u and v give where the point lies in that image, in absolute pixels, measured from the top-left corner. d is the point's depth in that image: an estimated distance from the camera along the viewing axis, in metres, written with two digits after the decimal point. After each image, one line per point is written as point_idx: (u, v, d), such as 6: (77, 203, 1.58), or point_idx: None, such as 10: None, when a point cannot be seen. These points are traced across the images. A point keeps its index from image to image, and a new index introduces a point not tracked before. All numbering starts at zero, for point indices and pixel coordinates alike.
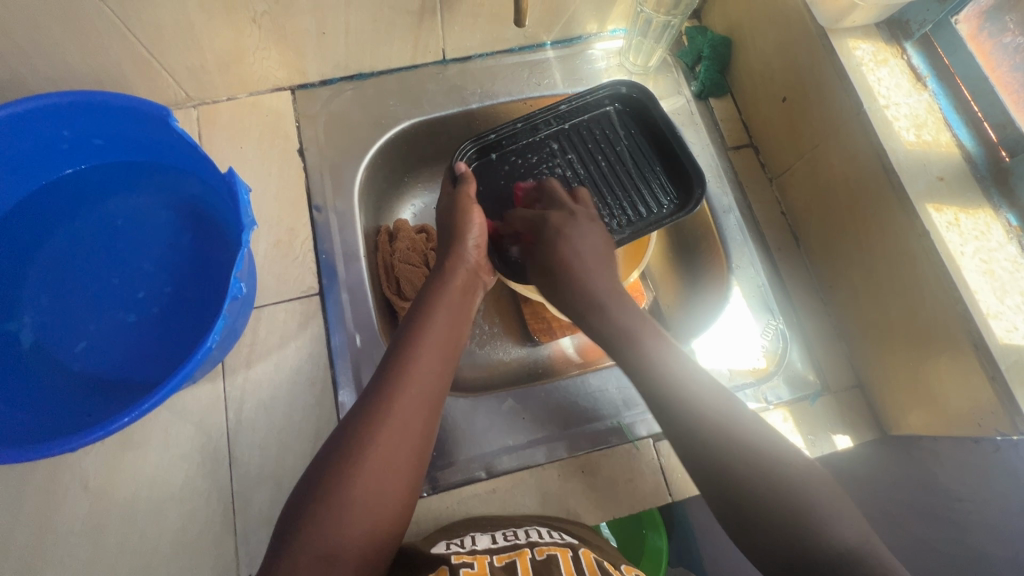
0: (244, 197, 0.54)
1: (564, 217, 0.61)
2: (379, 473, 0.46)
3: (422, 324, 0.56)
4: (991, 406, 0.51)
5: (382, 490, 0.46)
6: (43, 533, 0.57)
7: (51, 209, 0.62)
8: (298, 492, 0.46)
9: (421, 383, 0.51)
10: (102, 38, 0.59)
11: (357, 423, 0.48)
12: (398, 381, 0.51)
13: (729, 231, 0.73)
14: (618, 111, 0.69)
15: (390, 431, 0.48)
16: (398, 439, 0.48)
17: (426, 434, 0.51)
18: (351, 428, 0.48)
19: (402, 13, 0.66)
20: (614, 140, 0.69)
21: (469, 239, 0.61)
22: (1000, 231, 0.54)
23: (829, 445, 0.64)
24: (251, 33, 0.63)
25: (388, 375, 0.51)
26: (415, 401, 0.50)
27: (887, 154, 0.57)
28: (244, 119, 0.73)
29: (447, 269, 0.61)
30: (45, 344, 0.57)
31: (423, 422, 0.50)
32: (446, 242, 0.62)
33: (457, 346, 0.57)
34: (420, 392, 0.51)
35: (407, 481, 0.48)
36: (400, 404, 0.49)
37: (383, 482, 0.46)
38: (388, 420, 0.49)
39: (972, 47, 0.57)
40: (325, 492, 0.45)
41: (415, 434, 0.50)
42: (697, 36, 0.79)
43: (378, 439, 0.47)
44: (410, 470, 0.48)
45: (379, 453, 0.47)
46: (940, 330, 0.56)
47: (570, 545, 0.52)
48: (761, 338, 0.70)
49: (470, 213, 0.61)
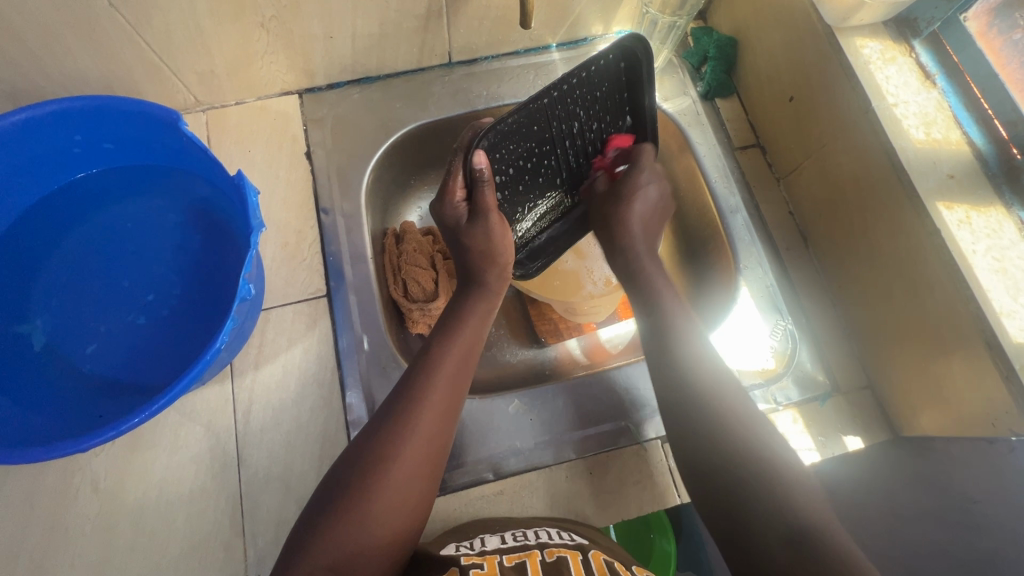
0: (253, 200, 0.54)
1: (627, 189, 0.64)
2: (402, 487, 0.47)
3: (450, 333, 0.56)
4: (1005, 407, 0.51)
5: (404, 504, 0.47)
6: (53, 533, 0.58)
7: (63, 211, 0.62)
8: (321, 495, 0.47)
9: (447, 394, 0.52)
10: (115, 44, 0.59)
11: (385, 430, 0.49)
12: (427, 390, 0.51)
13: (736, 230, 0.72)
14: (614, 61, 0.59)
15: (415, 447, 0.49)
16: (427, 447, 0.49)
17: (447, 447, 0.52)
18: (377, 434, 0.49)
19: (408, 17, 0.66)
20: (603, 95, 0.62)
21: (503, 254, 0.61)
22: (1012, 229, 0.53)
23: (840, 447, 0.64)
24: (259, 38, 0.64)
25: (417, 383, 0.52)
26: (443, 412, 0.51)
27: (896, 153, 0.57)
28: (253, 123, 0.74)
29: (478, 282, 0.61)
30: (57, 346, 0.57)
31: (448, 431, 0.52)
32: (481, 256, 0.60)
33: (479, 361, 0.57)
34: (447, 404, 0.52)
35: (429, 487, 0.50)
36: (426, 421, 0.50)
37: (407, 489, 0.47)
38: (415, 434, 0.49)
39: (982, 44, 0.57)
40: (351, 497, 0.45)
41: (441, 443, 0.51)
42: (703, 37, 0.79)
43: (406, 447, 0.48)
44: (431, 477, 0.50)
45: (406, 464, 0.48)
46: (951, 330, 0.55)
47: (579, 547, 0.51)
48: (771, 338, 0.68)
49: (500, 236, 0.60)
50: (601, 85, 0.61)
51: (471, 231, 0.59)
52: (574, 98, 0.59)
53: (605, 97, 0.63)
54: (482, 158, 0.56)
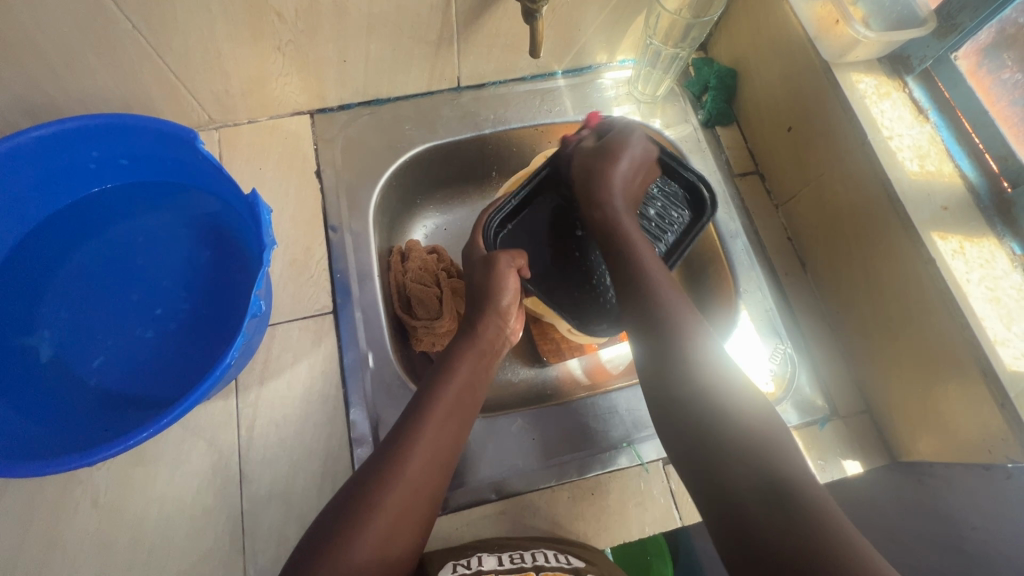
0: (266, 218, 0.55)
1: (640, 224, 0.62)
2: (386, 533, 0.46)
3: (445, 379, 0.55)
4: (1002, 434, 0.52)
5: (387, 550, 0.46)
6: (51, 548, 0.57)
7: (75, 225, 0.63)
8: (306, 545, 0.45)
9: (435, 444, 0.52)
10: (134, 64, 0.61)
11: (373, 479, 0.48)
12: (414, 441, 0.51)
13: (736, 255, 0.74)
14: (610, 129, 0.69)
15: (401, 493, 0.48)
16: (409, 498, 0.49)
17: (435, 494, 0.51)
18: (365, 482, 0.48)
19: (420, 43, 0.69)
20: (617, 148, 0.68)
21: (503, 302, 0.60)
22: (1005, 259, 0.55)
23: (839, 471, 0.64)
24: (275, 60, 0.66)
25: (408, 432, 0.51)
26: (429, 463, 0.51)
27: (892, 184, 0.59)
28: (265, 141, 0.75)
29: (477, 327, 0.60)
30: (64, 358, 0.58)
31: (435, 481, 0.51)
32: (477, 300, 0.60)
33: (476, 406, 0.57)
34: (433, 454, 0.51)
35: (413, 537, 0.49)
36: (413, 467, 0.49)
37: (386, 541, 0.46)
38: (401, 479, 0.49)
39: (971, 82, 0.60)
40: (337, 548, 0.44)
41: (425, 495, 0.50)
42: (704, 68, 0.82)
43: (388, 497, 0.47)
44: (417, 527, 0.49)
45: (390, 509, 0.47)
46: (948, 356, 0.56)
47: (575, 570, 0.51)
48: (770, 362, 0.69)
49: (503, 277, 0.60)
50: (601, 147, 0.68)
51: (474, 267, 0.62)
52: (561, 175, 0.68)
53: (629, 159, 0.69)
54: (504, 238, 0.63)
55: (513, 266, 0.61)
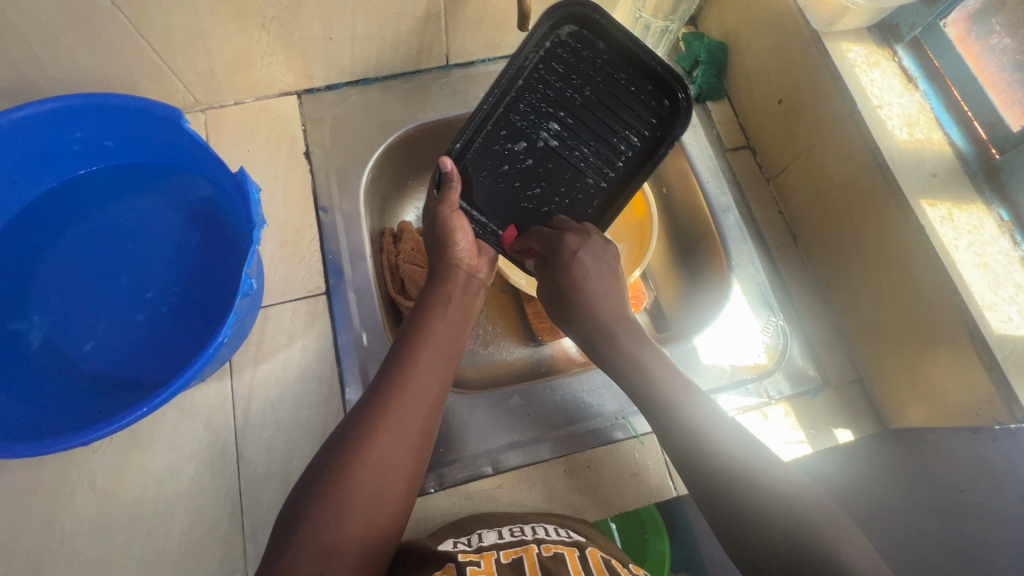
0: (254, 196, 0.55)
1: (574, 242, 0.59)
2: (379, 467, 0.47)
3: (419, 327, 0.57)
4: (987, 396, 0.52)
5: (382, 483, 0.47)
6: (49, 531, 0.57)
7: (61, 210, 0.62)
8: (302, 485, 0.47)
9: (421, 383, 0.53)
10: (115, 43, 0.60)
11: (355, 423, 0.49)
12: (401, 379, 0.52)
13: (728, 229, 0.74)
14: (563, 24, 0.57)
15: (390, 427, 0.49)
16: (400, 432, 0.49)
17: (427, 429, 0.52)
18: (354, 421, 0.50)
19: (407, 19, 0.68)
20: (563, 58, 0.59)
21: (460, 249, 0.63)
22: (993, 226, 0.56)
23: (831, 439, 0.64)
24: (259, 38, 0.65)
25: (387, 377, 0.52)
26: (418, 399, 0.52)
27: (882, 152, 0.59)
28: (252, 122, 0.74)
29: (445, 276, 0.62)
30: (54, 343, 0.57)
31: (423, 420, 0.51)
32: (437, 253, 0.64)
33: (457, 347, 0.58)
34: (421, 389, 0.52)
35: (409, 472, 0.49)
36: (401, 403, 0.50)
37: (380, 475, 0.47)
38: (389, 416, 0.50)
39: (961, 49, 0.60)
40: (327, 483, 0.46)
41: (416, 430, 0.51)
42: (695, 42, 0.81)
43: (379, 433, 0.48)
44: (410, 465, 0.49)
45: (379, 444, 0.48)
46: (937, 322, 0.57)
47: (576, 543, 0.52)
48: (763, 334, 0.70)
49: (450, 223, 0.62)
50: (557, 50, 0.58)
51: (427, 220, 0.65)
52: (521, 88, 0.60)
53: (584, 64, 0.59)
54: (448, 163, 0.61)
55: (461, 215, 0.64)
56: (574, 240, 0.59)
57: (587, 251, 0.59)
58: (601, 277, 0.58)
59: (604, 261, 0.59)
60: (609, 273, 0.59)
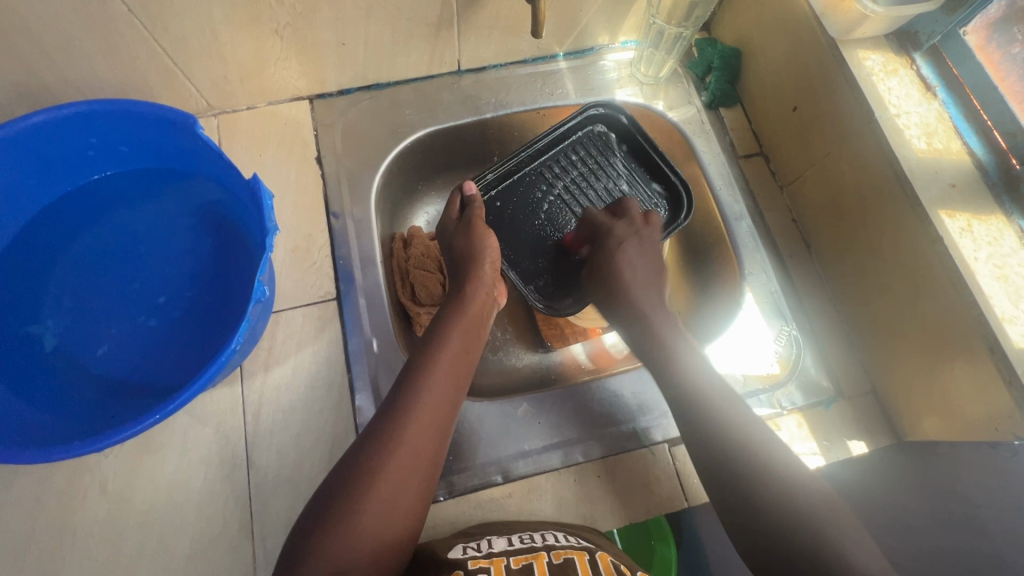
0: (267, 203, 0.55)
1: (629, 233, 0.66)
2: (389, 499, 0.47)
3: (434, 347, 0.56)
4: (1008, 411, 0.51)
5: (391, 515, 0.47)
6: (61, 534, 0.58)
7: (74, 214, 0.63)
8: (313, 508, 0.46)
9: (432, 409, 0.51)
10: (130, 48, 0.60)
11: (368, 452, 0.48)
12: (414, 402, 0.51)
13: (740, 236, 0.74)
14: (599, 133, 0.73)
15: (403, 456, 0.48)
16: (412, 461, 0.49)
17: (437, 457, 0.51)
18: (366, 446, 0.49)
19: (420, 26, 0.67)
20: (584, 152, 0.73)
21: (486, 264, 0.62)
22: (1013, 237, 0.55)
23: (843, 451, 0.64)
24: (273, 44, 0.65)
25: (401, 400, 0.51)
26: (429, 425, 0.51)
27: (899, 161, 0.58)
28: (263, 127, 0.74)
29: (467, 293, 0.61)
30: (67, 348, 0.58)
31: (433, 447, 0.51)
32: (462, 266, 0.63)
33: (470, 368, 0.57)
34: (432, 416, 0.51)
35: (417, 502, 0.49)
36: (414, 431, 0.50)
37: (390, 507, 0.47)
38: (401, 445, 0.49)
39: (980, 57, 0.59)
40: (338, 511, 0.45)
41: (428, 459, 0.50)
42: (708, 47, 0.81)
43: (390, 463, 0.48)
44: (418, 493, 0.49)
45: (392, 474, 0.47)
46: (955, 335, 0.56)
47: (586, 548, 0.52)
48: (775, 344, 0.70)
49: (483, 237, 0.63)
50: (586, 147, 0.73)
51: (454, 234, 0.65)
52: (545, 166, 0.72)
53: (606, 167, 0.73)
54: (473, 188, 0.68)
55: (490, 230, 0.65)
56: (621, 231, 0.66)
57: (633, 243, 0.65)
58: (636, 267, 0.65)
59: (649, 248, 0.66)
60: (646, 266, 0.66)
